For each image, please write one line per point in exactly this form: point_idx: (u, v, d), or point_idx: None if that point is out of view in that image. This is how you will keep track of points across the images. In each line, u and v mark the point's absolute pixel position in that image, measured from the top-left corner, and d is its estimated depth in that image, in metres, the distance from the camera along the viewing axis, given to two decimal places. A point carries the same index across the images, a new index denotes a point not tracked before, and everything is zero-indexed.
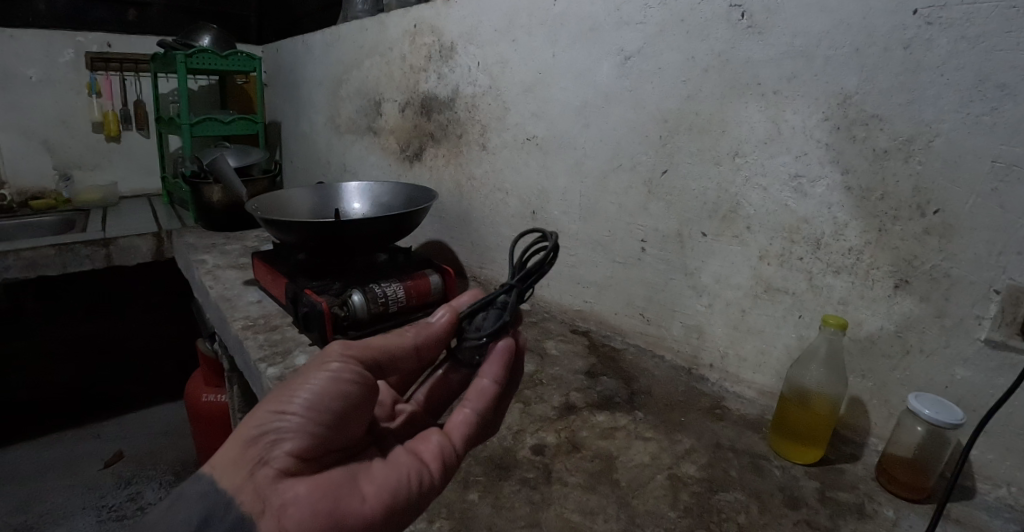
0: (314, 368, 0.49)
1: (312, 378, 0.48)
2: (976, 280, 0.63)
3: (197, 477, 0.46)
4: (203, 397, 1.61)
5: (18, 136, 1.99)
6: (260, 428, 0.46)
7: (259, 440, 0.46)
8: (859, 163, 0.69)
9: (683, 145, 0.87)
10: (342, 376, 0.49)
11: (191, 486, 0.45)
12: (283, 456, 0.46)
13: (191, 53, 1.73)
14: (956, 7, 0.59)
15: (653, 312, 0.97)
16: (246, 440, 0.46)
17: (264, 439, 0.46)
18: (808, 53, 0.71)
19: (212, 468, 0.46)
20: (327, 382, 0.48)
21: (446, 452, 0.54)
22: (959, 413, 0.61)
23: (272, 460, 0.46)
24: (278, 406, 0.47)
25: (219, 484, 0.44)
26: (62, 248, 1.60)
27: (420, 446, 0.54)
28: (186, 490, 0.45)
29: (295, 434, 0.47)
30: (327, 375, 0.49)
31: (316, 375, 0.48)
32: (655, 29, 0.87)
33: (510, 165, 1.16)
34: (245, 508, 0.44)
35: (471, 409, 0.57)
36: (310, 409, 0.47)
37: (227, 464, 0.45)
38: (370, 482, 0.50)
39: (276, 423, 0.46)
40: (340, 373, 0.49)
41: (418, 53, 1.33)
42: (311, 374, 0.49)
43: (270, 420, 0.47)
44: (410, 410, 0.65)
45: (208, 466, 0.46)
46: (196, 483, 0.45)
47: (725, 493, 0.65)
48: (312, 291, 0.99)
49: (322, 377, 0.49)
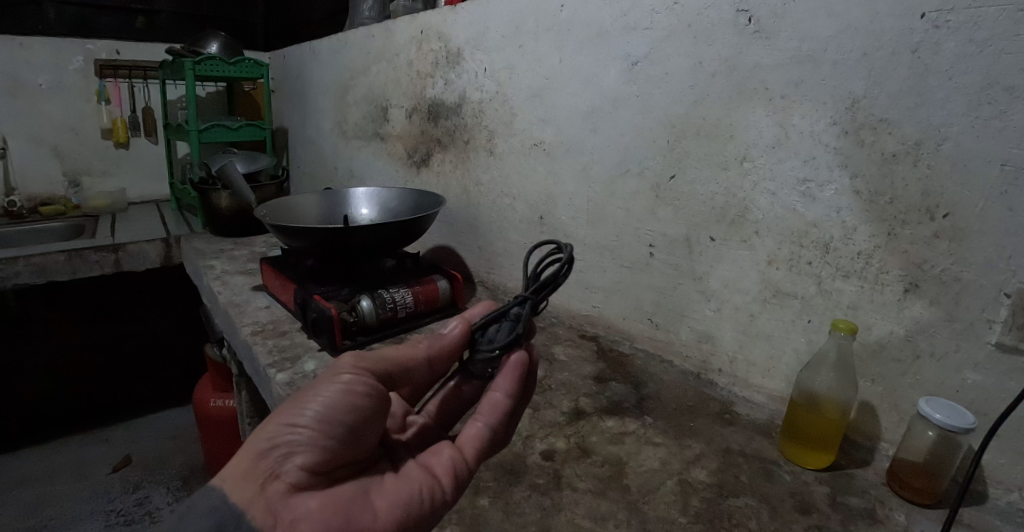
0: (325, 381, 0.50)
1: (323, 391, 0.49)
2: (986, 284, 0.63)
3: (209, 489, 0.46)
4: (211, 402, 1.63)
5: (27, 143, 2.01)
6: (271, 441, 0.47)
7: (270, 453, 0.47)
8: (868, 168, 0.69)
9: (691, 150, 0.87)
10: (353, 389, 0.50)
11: (203, 499, 0.46)
12: (294, 470, 0.47)
13: (199, 60, 1.75)
14: (963, 11, 0.59)
15: (661, 316, 0.97)
16: (258, 453, 0.47)
17: (275, 453, 0.47)
18: (816, 57, 0.71)
19: (224, 481, 0.46)
20: (338, 396, 0.49)
21: (458, 467, 0.54)
22: (971, 418, 0.61)
23: (284, 474, 0.46)
24: (290, 419, 0.48)
25: (230, 498, 0.45)
26: (72, 254, 1.61)
27: (431, 460, 0.55)
28: (198, 503, 0.46)
29: (306, 448, 0.47)
30: (338, 388, 0.49)
31: (328, 388, 0.49)
32: (661, 35, 0.87)
33: (517, 171, 1.17)
34: (256, 523, 0.44)
35: (483, 424, 0.57)
36: (321, 422, 0.48)
37: (239, 477, 0.46)
38: (381, 497, 0.50)
39: (287, 437, 0.47)
40: (351, 386, 0.50)
41: (425, 59, 1.34)
42: (323, 387, 0.49)
43: (281, 433, 0.47)
44: (421, 422, 0.65)
45: (220, 478, 0.46)
46: (207, 495, 0.46)
47: (736, 499, 0.64)
48: (321, 297, 0.99)
49: (333, 390, 0.49)
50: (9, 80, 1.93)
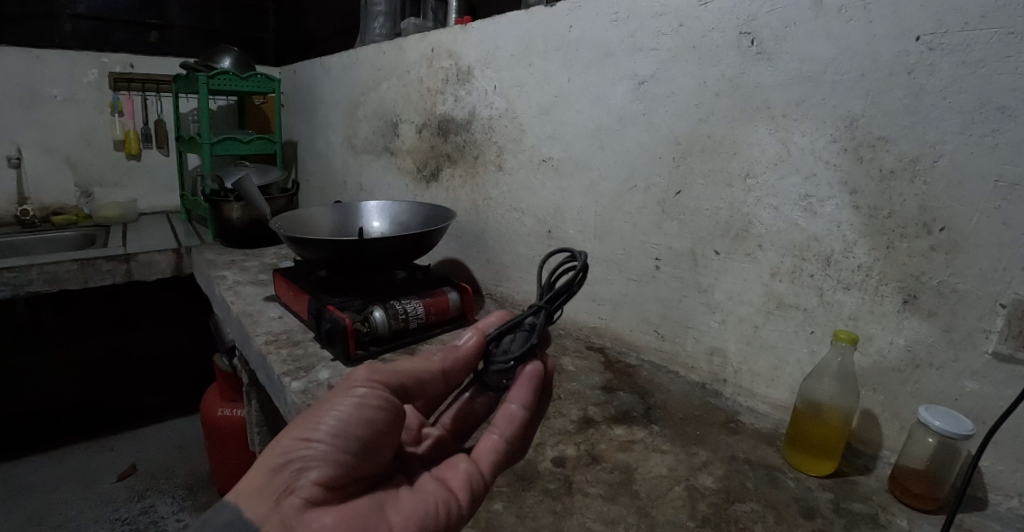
0: (340, 394, 0.52)
1: (338, 405, 0.51)
2: (981, 295, 0.65)
3: (222, 506, 0.48)
4: (220, 412, 1.65)
5: (41, 153, 2.04)
6: (286, 455, 0.49)
7: (285, 468, 0.49)
8: (866, 184, 0.72)
9: (696, 166, 0.90)
10: (367, 402, 0.52)
11: (216, 514, 0.47)
12: (309, 484, 0.48)
13: (212, 75, 1.79)
14: (956, 34, 0.63)
15: (667, 328, 1.00)
16: (272, 468, 0.49)
17: (290, 467, 0.49)
18: (816, 78, 0.74)
19: (237, 496, 0.48)
20: (353, 408, 0.51)
21: (473, 480, 0.57)
22: (970, 424, 0.63)
23: (298, 489, 0.48)
24: (305, 434, 0.50)
25: (243, 513, 0.47)
26: (85, 263, 1.64)
27: (446, 474, 0.57)
28: (212, 518, 0.47)
29: (320, 463, 0.49)
30: (353, 401, 0.51)
31: (343, 401, 0.51)
32: (667, 55, 0.91)
33: (526, 186, 1.20)
34: None
35: (499, 437, 0.59)
36: (335, 437, 0.50)
37: (253, 493, 0.48)
38: (397, 512, 0.52)
39: (302, 451, 0.49)
40: (366, 399, 0.52)
41: (436, 76, 1.37)
42: (338, 400, 0.51)
43: (297, 447, 0.49)
44: (436, 435, 0.68)
45: (233, 494, 0.48)
46: (220, 511, 0.47)
47: (742, 504, 0.66)
48: (335, 307, 1.02)
49: (349, 403, 0.51)
50: (25, 92, 1.97)
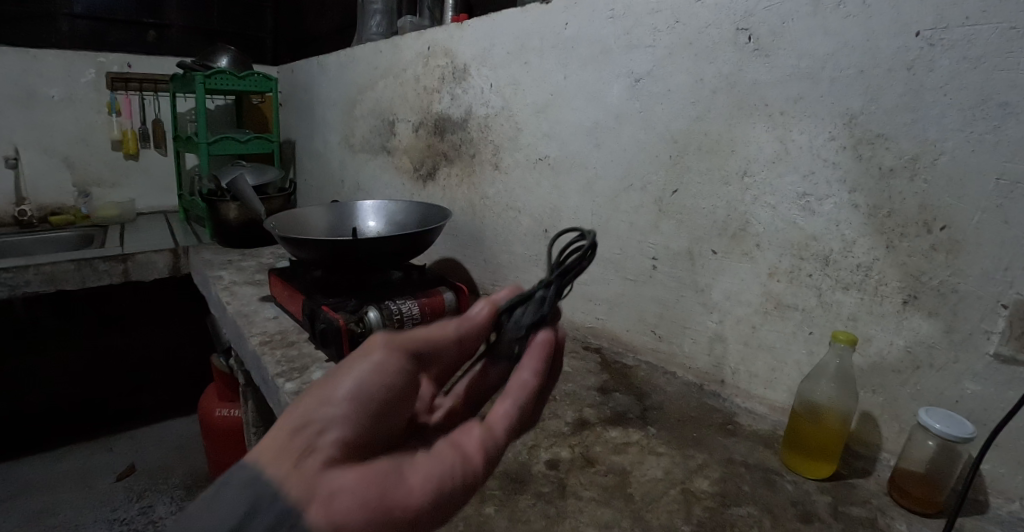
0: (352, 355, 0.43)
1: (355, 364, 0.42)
2: (983, 294, 0.64)
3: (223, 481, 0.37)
4: (217, 412, 1.64)
5: (39, 153, 2.04)
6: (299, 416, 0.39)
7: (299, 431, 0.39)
8: (865, 182, 0.71)
9: (693, 164, 0.89)
10: (385, 366, 0.44)
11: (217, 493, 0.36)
12: (327, 443, 0.39)
13: (209, 74, 1.78)
14: (957, 29, 0.61)
15: (665, 328, 0.99)
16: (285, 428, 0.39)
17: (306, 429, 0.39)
18: (814, 75, 0.73)
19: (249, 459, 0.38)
20: (368, 369, 0.42)
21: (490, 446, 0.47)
22: (971, 427, 0.62)
23: (318, 448, 0.39)
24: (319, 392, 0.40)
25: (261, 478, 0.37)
26: (82, 263, 1.63)
27: (461, 438, 0.47)
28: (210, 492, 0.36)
29: (335, 422, 0.40)
30: (369, 364, 0.43)
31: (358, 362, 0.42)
32: (664, 52, 0.89)
33: (522, 185, 1.19)
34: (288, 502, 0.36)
35: (513, 402, 0.50)
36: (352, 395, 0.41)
37: (268, 454, 0.38)
38: (415, 474, 0.42)
39: (319, 410, 0.40)
40: (382, 363, 0.44)
41: (433, 74, 1.36)
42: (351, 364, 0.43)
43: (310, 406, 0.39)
44: (448, 405, 0.57)
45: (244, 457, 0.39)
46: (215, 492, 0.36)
47: (738, 508, 0.66)
48: (329, 308, 1.01)
49: (363, 367, 0.43)
50: (23, 93, 1.97)
